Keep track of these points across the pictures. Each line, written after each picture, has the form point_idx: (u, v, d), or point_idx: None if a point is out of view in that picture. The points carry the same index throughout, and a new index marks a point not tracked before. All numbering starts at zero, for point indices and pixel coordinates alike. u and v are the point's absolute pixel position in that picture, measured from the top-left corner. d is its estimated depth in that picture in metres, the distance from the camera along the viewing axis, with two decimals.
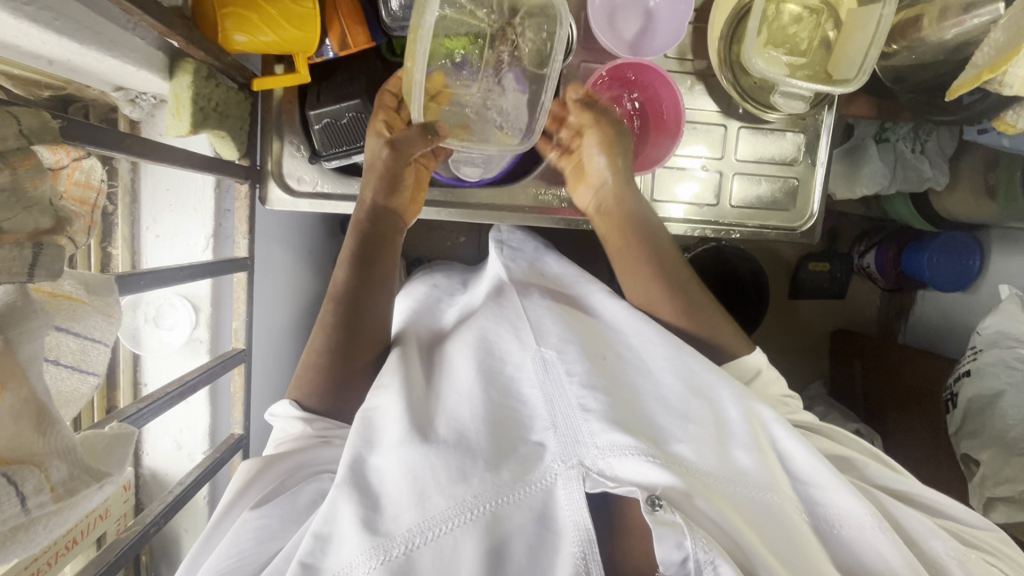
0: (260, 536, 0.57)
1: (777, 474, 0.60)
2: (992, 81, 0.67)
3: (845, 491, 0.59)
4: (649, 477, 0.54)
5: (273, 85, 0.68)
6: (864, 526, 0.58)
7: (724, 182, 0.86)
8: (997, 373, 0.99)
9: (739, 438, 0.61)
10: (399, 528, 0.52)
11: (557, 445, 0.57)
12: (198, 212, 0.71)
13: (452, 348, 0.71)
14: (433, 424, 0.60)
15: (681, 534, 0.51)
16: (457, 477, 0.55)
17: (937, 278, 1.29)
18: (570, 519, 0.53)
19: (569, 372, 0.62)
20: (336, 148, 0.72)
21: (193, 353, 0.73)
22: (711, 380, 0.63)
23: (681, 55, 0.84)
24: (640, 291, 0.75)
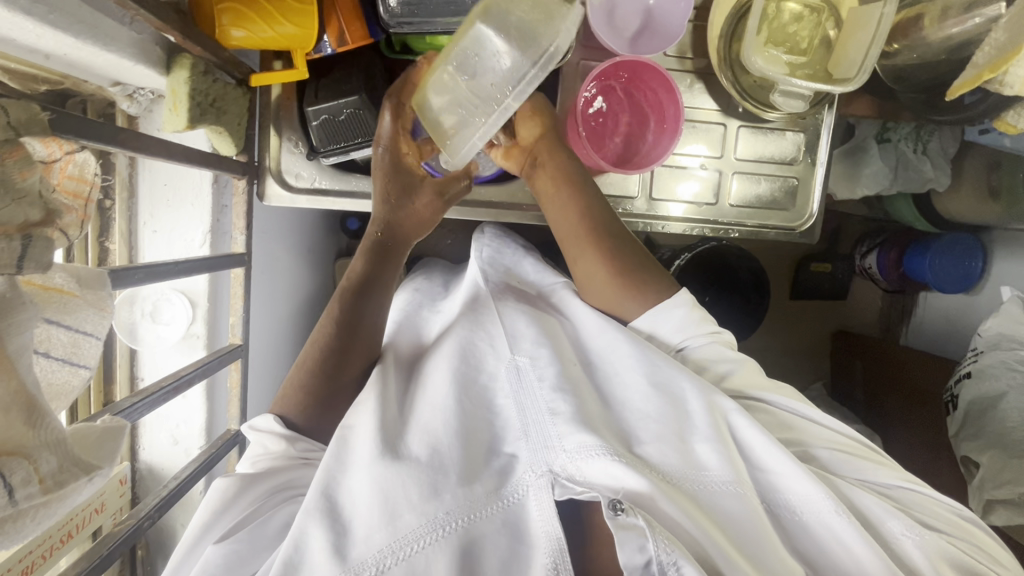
0: (228, 563, 0.57)
1: (740, 467, 0.59)
2: (992, 80, 0.66)
3: (816, 486, 0.58)
4: (617, 480, 0.54)
5: (270, 81, 0.67)
6: (823, 511, 0.57)
7: (723, 181, 0.86)
8: (997, 375, 0.99)
9: (700, 431, 0.60)
10: (370, 550, 0.52)
11: (527, 454, 0.57)
12: (195, 207, 0.71)
13: (430, 361, 0.69)
14: (405, 438, 0.60)
15: (643, 536, 0.50)
16: (429, 494, 0.55)
17: (940, 280, 1.29)
18: (542, 530, 0.53)
19: (540, 377, 0.62)
20: (334, 144, 0.72)
21: (190, 348, 0.73)
22: (674, 375, 0.63)
23: (681, 53, 0.83)
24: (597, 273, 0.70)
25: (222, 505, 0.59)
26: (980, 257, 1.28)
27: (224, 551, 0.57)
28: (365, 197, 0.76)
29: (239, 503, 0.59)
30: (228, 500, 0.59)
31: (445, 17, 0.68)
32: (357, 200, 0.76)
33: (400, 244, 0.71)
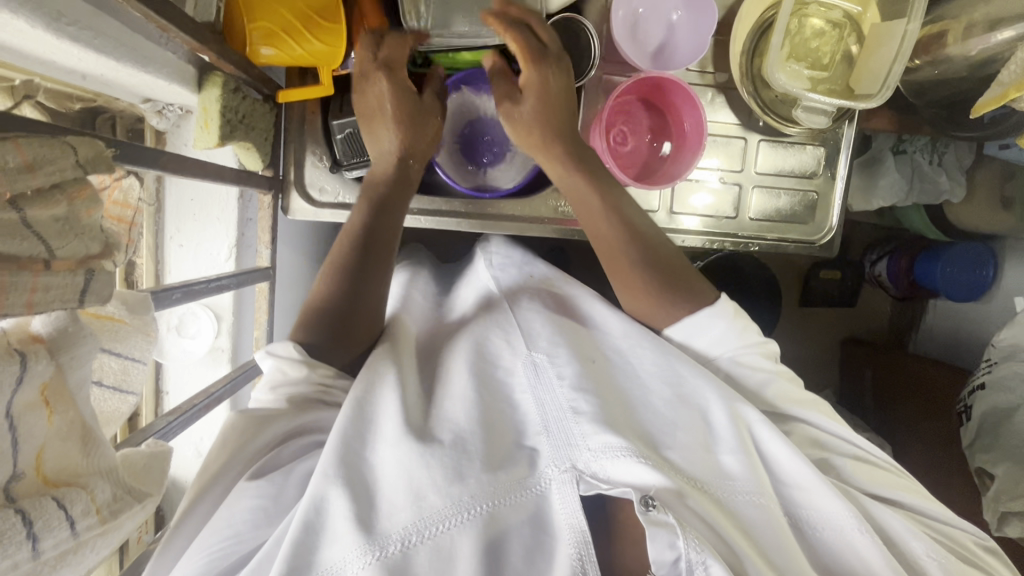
0: (256, 518, 0.54)
1: (760, 474, 0.61)
2: (1018, 99, 0.66)
3: (835, 497, 0.59)
4: (642, 478, 0.55)
5: (299, 96, 0.68)
6: (845, 528, 0.59)
7: (743, 194, 0.86)
8: (1015, 387, 1.03)
9: (724, 442, 0.62)
10: (395, 526, 0.52)
11: (551, 450, 0.57)
12: (222, 223, 0.71)
13: (450, 357, 0.70)
14: (431, 429, 0.59)
15: (674, 533, 0.52)
16: (454, 477, 0.55)
17: (949, 287, 1.32)
18: (564, 522, 0.54)
19: (560, 375, 0.62)
20: (358, 157, 0.73)
21: (215, 362, 0.73)
22: (698, 384, 0.64)
23: (702, 68, 0.83)
24: (627, 279, 0.70)
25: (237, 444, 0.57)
26: (991, 265, 1.30)
27: (252, 498, 0.55)
28: None
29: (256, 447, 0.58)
30: (247, 440, 0.57)
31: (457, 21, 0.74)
32: None
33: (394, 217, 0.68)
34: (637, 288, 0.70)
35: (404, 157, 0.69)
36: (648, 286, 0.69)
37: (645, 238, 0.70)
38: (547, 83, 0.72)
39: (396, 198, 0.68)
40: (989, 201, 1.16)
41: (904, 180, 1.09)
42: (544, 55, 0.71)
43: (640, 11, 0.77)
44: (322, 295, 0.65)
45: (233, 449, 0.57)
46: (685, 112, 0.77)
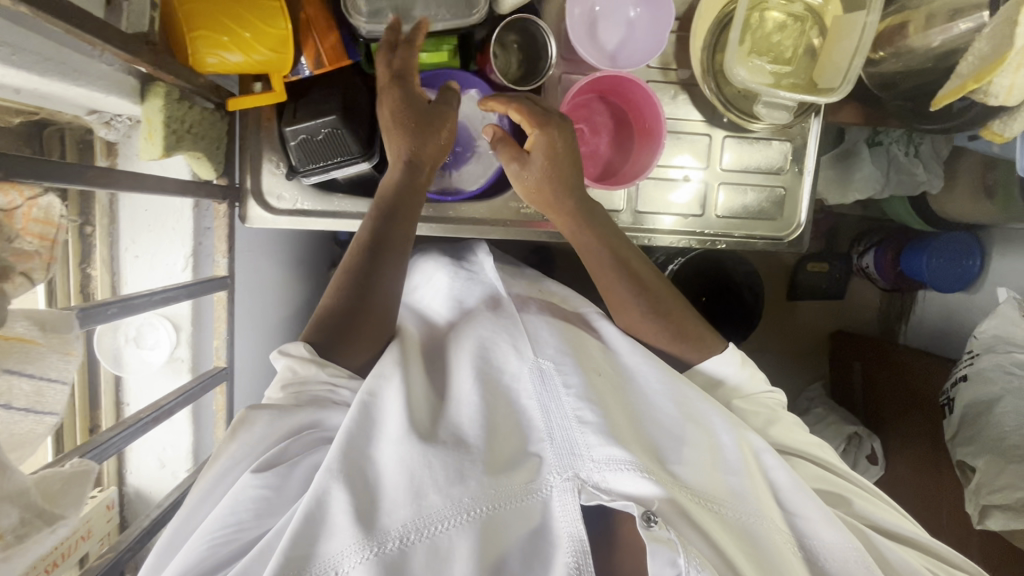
0: (258, 509, 0.56)
1: (762, 497, 0.63)
2: (978, 90, 0.65)
3: (829, 522, 0.62)
4: (642, 490, 0.56)
5: (249, 104, 0.67)
6: (847, 558, 0.61)
7: (710, 191, 0.85)
8: (995, 378, 1.08)
9: (731, 464, 0.64)
10: (394, 523, 0.53)
11: (554, 457, 0.58)
12: (177, 232, 0.70)
13: (452, 357, 0.71)
14: (434, 429, 0.60)
15: (675, 551, 0.52)
16: (455, 478, 0.55)
17: (936, 279, 1.32)
18: (564, 531, 0.54)
19: (566, 384, 0.63)
20: (313, 163, 0.72)
21: (175, 372, 0.72)
22: (705, 410, 0.66)
23: (664, 65, 0.82)
24: (633, 319, 0.75)
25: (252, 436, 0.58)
26: (978, 255, 1.30)
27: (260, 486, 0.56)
28: (346, 217, 0.76)
29: (268, 443, 0.59)
30: (260, 436, 0.59)
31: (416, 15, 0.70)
32: (336, 219, 0.77)
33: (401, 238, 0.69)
34: (644, 327, 0.75)
35: (412, 161, 0.69)
36: (655, 329, 0.74)
37: (646, 285, 0.74)
38: (554, 145, 0.71)
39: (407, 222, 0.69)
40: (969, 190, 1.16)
41: (880, 173, 1.08)
42: (550, 118, 0.71)
43: (596, 9, 0.77)
44: (332, 298, 0.66)
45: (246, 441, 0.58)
46: (645, 108, 0.76)
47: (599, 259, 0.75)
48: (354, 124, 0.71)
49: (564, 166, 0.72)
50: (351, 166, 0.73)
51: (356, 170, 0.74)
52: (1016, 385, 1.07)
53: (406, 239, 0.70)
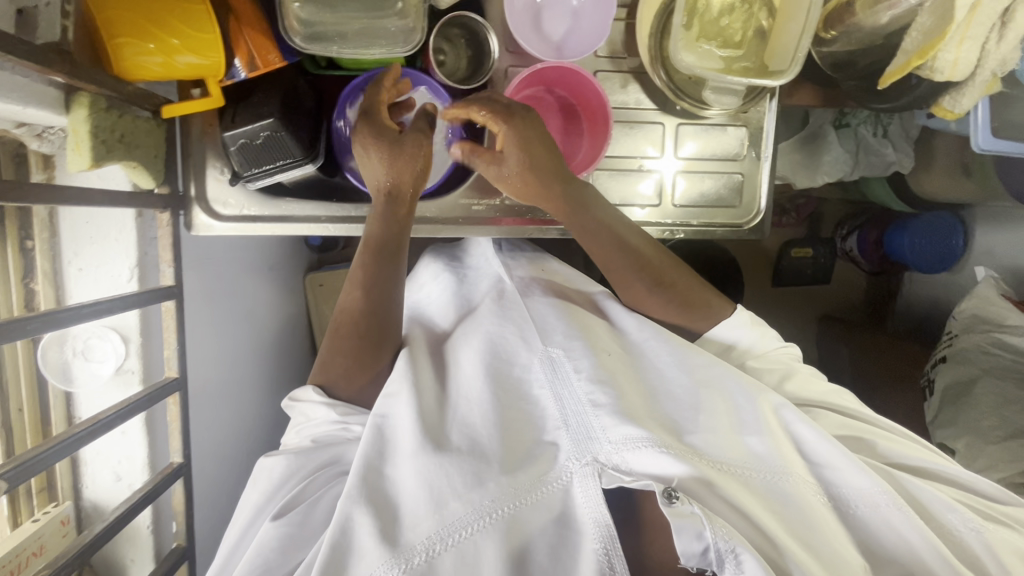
0: (284, 546, 0.62)
1: (787, 455, 0.64)
2: (924, 67, 0.64)
3: (853, 469, 0.63)
4: (663, 467, 0.57)
5: (184, 110, 0.67)
6: (878, 503, 0.62)
7: (666, 181, 0.84)
8: (974, 359, 1.08)
9: (748, 424, 0.65)
10: (418, 537, 0.56)
11: (570, 444, 0.59)
12: (120, 243, 0.69)
13: (459, 351, 0.74)
14: (446, 434, 0.63)
15: (699, 525, 0.53)
16: (473, 483, 0.57)
17: (920, 258, 1.36)
18: (589, 517, 0.55)
19: (576, 368, 0.65)
20: (256, 168, 0.71)
21: (125, 384, 0.71)
22: (717, 374, 0.68)
23: (612, 54, 0.80)
24: (640, 295, 0.77)
25: (274, 481, 0.66)
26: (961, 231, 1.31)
27: (280, 528, 0.63)
28: (296, 222, 0.77)
29: (289, 484, 0.66)
30: (280, 477, 0.66)
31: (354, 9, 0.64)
32: (285, 224, 0.77)
33: (399, 249, 0.74)
34: (651, 301, 0.77)
35: (391, 194, 0.73)
36: (659, 303, 0.77)
37: (647, 259, 0.75)
38: (525, 135, 0.71)
39: (395, 252, 0.73)
40: (948, 168, 1.17)
41: (848, 155, 1.07)
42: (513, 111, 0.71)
43: (538, 0, 0.76)
44: (344, 315, 0.72)
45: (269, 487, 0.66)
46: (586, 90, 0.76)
47: (599, 246, 0.75)
48: (294, 126, 0.70)
49: (542, 157, 0.73)
50: (295, 168, 0.72)
51: (301, 173, 0.74)
52: (995, 366, 1.05)
53: (399, 254, 0.74)
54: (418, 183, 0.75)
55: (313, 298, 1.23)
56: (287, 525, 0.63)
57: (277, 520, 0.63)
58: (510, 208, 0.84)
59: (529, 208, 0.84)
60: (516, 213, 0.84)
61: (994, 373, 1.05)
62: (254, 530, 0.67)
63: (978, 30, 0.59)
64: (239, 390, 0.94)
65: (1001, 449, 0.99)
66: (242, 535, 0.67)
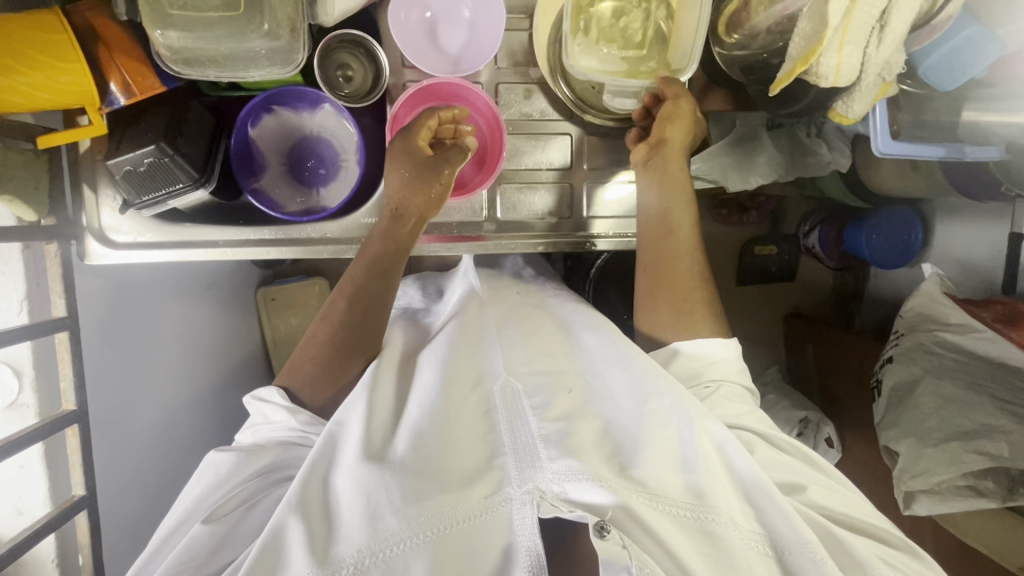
0: (215, 546, 0.61)
1: (719, 490, 0.61)
2: (811, 72, 0.62)
3: (783, 514, 0.59)
4: (597, 499, 0.56)
5: (62, 140, 0.65)
6: (809, 550, 0.58)
7: (576, 192, 0.82)
8: (916, 359, 1.06)
9: (690, 462, 0.62)
10: (348, 550, 0.53)
11: (516, 471, 0.57)
12: (8, 276, 0.68)
13: (421, 368, 0.73)
14: (393, 446, 0.61)
15: (626, 559, 0.52)
16: (411, 498, 0.55)
17: (877, 256, 1.32)
18: (521, 545, 0.53)
19: (533, 406, 0.64)
20: (145, 194, 0.70)
21: (19, 418, 0.71)
22: (667, 403, 0.64)
23: (514, 64, 0.79)
24: (660, 289, 0.76)
25: (220, 475, 0.65)
26: (920, 228, 1.26)
27: (212, 529, 0.61)
28: (197, 247, 0.76)
29: (231, 482, 0.65)
30: (226, 474, 0.65)
31: (229, 41, 0.62)
32: (184, 249, 0.76)
33: (392, 273, 0.74)
34: (663, 299, 0.76)
35: (397, 213, 0.74)
36: (670, 303, 0.76)
37: (679, 264, 0.76)
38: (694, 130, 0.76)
39: (388, 269, 0.74)
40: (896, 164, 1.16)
41: (783, 156, 1.06)
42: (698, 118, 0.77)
43: (429, 15, 0.76)
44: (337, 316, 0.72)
45: (213, 483, 0.64)
46: (472, 97, 0.76)
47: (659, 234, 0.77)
48: (181, 148, 0.69)
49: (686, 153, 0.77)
50: (191, 191, 0.71)
51: (194, 196, 0.73)
52: (937, 365, 1.04)
53: (391, 273, 0.74)
54: (429, 211, 0.75)
55: (266, 313, 1.22)
56: (220, 527, 0.61)
57: (207, 524, 0.61)
58: (430, 225, 0.80)
59: (436, 225, 0.80)
60: (435, 229, 0.80)
61: (935, 374, 1.03)
62: (187, 529, 0.64)
63: (857, 35, 0.56)
64: (179, 415, 0.93)
65: (942, 452, 0.97)
66: (172, 534, 0.64)
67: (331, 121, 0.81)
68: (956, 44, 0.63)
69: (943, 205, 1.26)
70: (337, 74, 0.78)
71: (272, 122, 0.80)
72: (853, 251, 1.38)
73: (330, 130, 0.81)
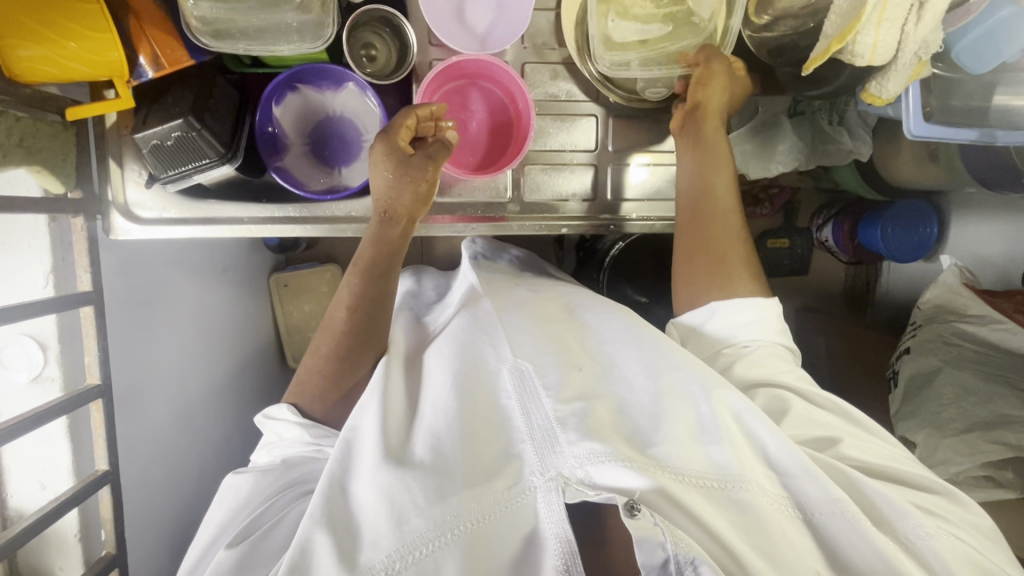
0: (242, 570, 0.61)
1: (748, 463, 0.61)
2: (845, 51, 0.61)
3: (813, 479, 0.59)
4: (625, 482, 0.55)
5: (90, 112, 0.65)
6: (839, 510, 0.58)
7: (600, 174, 0.82)
8: (935, 350, 1.06)
9: (708, 432, 0.62)
10: (378, 556, 0.54)
11: (537, 459, 0.58)
12: (34, 249, 0.68)
13: (429, 359, 0.73)
14: (410, 447, 0.62)
15: (660, 536, 0.51)
16: (434, 498, 0.56)
17: (895, 250, 1.27)
18: (551, 532, 0.54)
19: (545, 386, 0.63)
20: (171, 169, 0.70)
21: (44, 391, 0.71)
22: (682, 379, 0.64)
23: (541, 45, 0.78)
24: (698, 257, 0.76)
25: (240, 499, 0.66)
26: (935, 221, 1.26)
27: (235, 551, 0.61)
28: (218, 223, 0.76)
29: (252, 503, 0.66)
30: (245, 496, 0.66)
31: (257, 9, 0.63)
32: (205, 226, 0.76)
33: (391, 271, 0.74)
34: (701, 270, 0.76)
35: (387, 216, 0.73)
36: (709, 273, 0.75)
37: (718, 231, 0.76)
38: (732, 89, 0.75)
39: (387, 269, 0.73)
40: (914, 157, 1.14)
41: (805, 144, 1.04)
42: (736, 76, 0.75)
43: None
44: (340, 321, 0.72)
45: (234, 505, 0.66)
46: (501, 76, 0.75)
47: (695, 206, 0.77)
48: (206, 124, 0.68)
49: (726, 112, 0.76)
50: (215, 168, 0.71)
51: (220, 172, 0.73)
52: (955, 356, 1.03)
53: (387, 271, 0.73)
54: (417, 209, 0.74)
55: (279, 299, 1.22)
56: (242, 547, 0.61)
57: (231, 546, 0.62)
58: (437, 205, 0.80)
59: (458, 205, 0.80)
60: (446, 210, 0.80)
61: (954, 365, 1.03)
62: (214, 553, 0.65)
63: (895, 12, 0.56)
64: (198, 395, 0.94)
65: (961, 442, 0.97)
66: (200, 559, 0.65)
67: (355, 100, 0.79)
68: (991, 25, 0.63)
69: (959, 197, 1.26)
70: (360, 53, 0.78)
71: (296, 100, 0.79)
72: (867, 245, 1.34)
73: (351, 109, 0.80)
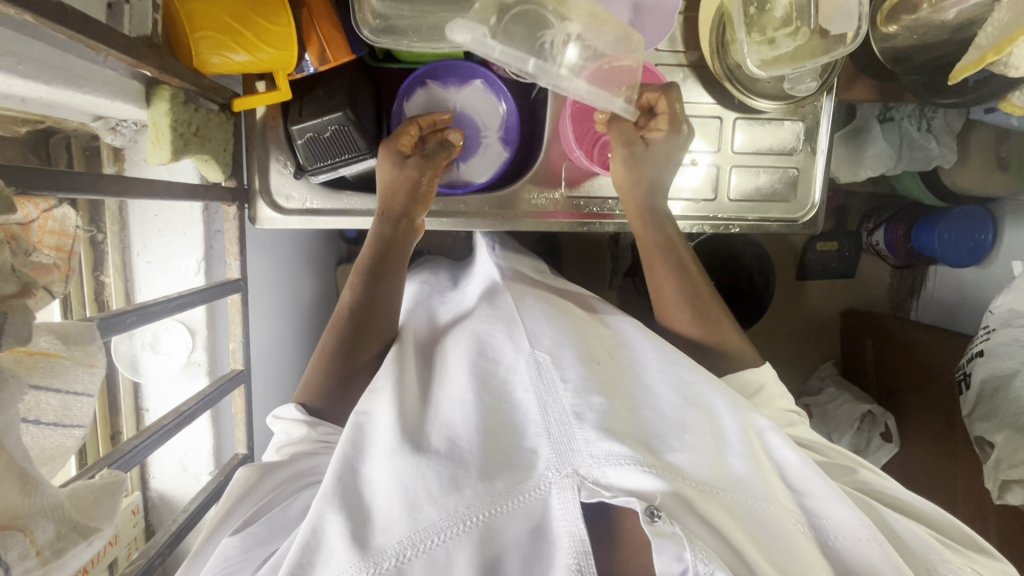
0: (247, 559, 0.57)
1: (768, 478, 0.59)
2: (997, 62, 0.65)
3: (833, 499, 0.59)
4: (644, 485, 0.51)
5: (254, 104, 0.67)
6: (858, 535, 0.58)
7: (721, 175, 0.85)
8: (1010, 353, 0.99)
9: (733, 446, 0.60)
10: (390, 541, 0.50)
11: (551, 453, 0.53)
12: (188, 235, 0.72)
13: (447, 349, 0.69)
14: (425, 434, 0.57)
15: (681, 546, 0.48)
16: (448, 487, 0.52)
17: (948, 255, 1.27)
18: (563, 528, 0.50)
19: (563, 377, 0.59)
20: (321, 161, 0.72)
21: (192, 374, 0.74)
22: (705, 391, 0.62)
23: (672, 47, 0.82)
24: (663, 302, 0.77)
25: (243, 491, 0.59)
26: (989, 228, 1.25)
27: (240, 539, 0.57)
28: (356, 214, 0.76)
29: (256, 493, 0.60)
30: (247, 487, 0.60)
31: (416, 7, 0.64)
32: (347, 216, 0.76)
33: (393, 270, 0.72)
34: (678, 314, 0.76)
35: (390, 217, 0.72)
36: (690, 319, 0.75)
37: (689, 274, 0.76)
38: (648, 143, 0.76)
39: (386, 270, 0.71)
40: (984, 163, 1.11)
41: (893, 149, 1.06)
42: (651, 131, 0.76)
43: None
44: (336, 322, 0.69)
45: (237, 497, 0.59)
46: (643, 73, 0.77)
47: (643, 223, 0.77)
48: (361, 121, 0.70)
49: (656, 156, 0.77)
50: (359, 162, 0.73)
51: (363, 166, 0.75)
52: None
53: (390, 272, 0.71)
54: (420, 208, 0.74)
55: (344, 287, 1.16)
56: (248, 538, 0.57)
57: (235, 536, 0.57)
58: (567, 201, 0.83)
59: (586, 202, 0.83)
60: (573, 206, 0.83)
61: None
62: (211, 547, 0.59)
63: None
64: (262, 385, 0.91)
65: None
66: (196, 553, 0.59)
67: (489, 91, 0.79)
68: None
69: (1016, 205, 1.22)
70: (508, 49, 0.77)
71: (428, 91, 0.79)
72: (919, 250, 1.33)
73: (476, 100, 0.79)
